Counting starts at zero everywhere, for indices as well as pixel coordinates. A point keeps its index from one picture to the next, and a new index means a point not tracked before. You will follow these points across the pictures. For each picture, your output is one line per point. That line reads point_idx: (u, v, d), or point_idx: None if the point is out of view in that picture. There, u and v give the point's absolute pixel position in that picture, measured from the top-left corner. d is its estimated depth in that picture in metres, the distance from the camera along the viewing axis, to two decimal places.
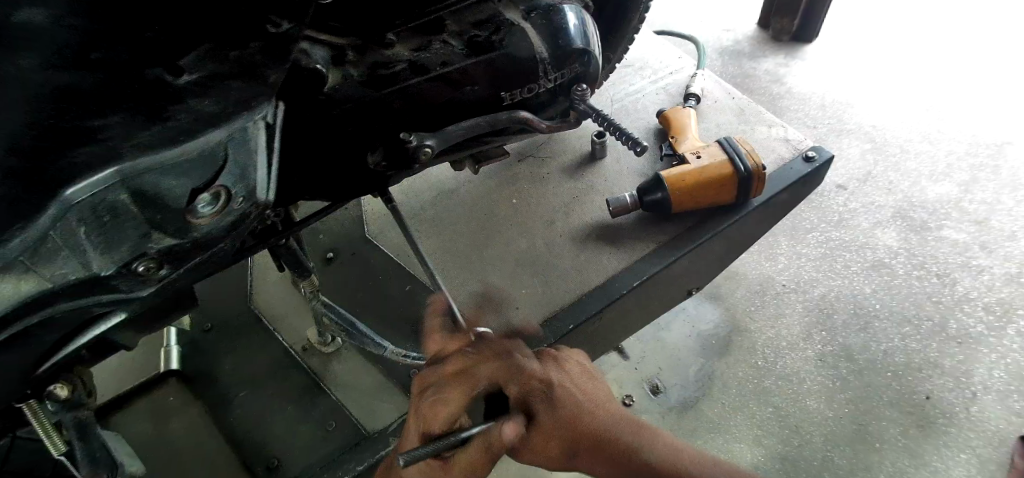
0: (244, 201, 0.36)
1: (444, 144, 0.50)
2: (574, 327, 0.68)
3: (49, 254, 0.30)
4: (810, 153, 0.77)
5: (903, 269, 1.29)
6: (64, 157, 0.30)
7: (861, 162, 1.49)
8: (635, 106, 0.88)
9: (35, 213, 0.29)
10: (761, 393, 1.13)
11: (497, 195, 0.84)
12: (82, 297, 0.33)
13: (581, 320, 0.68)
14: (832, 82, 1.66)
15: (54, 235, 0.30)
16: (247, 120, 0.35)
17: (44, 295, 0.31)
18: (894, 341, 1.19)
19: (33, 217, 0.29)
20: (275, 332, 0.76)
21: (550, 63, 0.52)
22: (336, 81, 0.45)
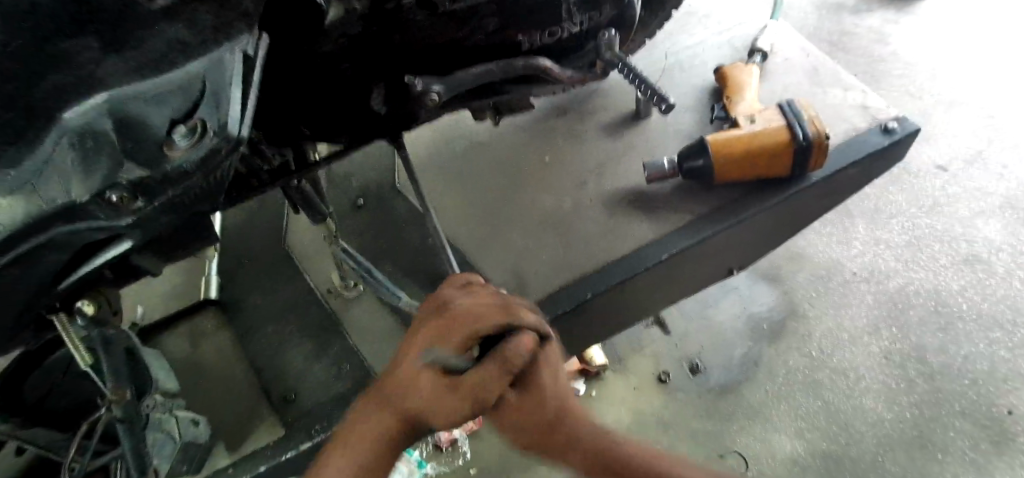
0: (215, 135, 0.34)
1: (454, 90, 0.48)
2: (592, 296, 0.64)
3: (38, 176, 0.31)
4: (890, 124, 0.66)
5: (1003, 266, 1.14)
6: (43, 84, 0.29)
7: (971, 141, 1.29)
8: (692, 61, 0.80)
9: (39, 137, 0.30)
10: (811, 385, 1.04)
11: (530, 151, 0.80)
12: (74, 225, 0.33)
13: (600, 290, 0.64)
14: (948, 47, 1.44)
15: (52, 160, 0.31)
16: (224, 50, 0.35)
17: (33, 218, 0.31)
18: (977, 347, 1.05)
19: (36, 141, 0.30)
20: (304, 272, 0.80)
21: (577, 4, 0.47)
22: (336, 15, 0.40)
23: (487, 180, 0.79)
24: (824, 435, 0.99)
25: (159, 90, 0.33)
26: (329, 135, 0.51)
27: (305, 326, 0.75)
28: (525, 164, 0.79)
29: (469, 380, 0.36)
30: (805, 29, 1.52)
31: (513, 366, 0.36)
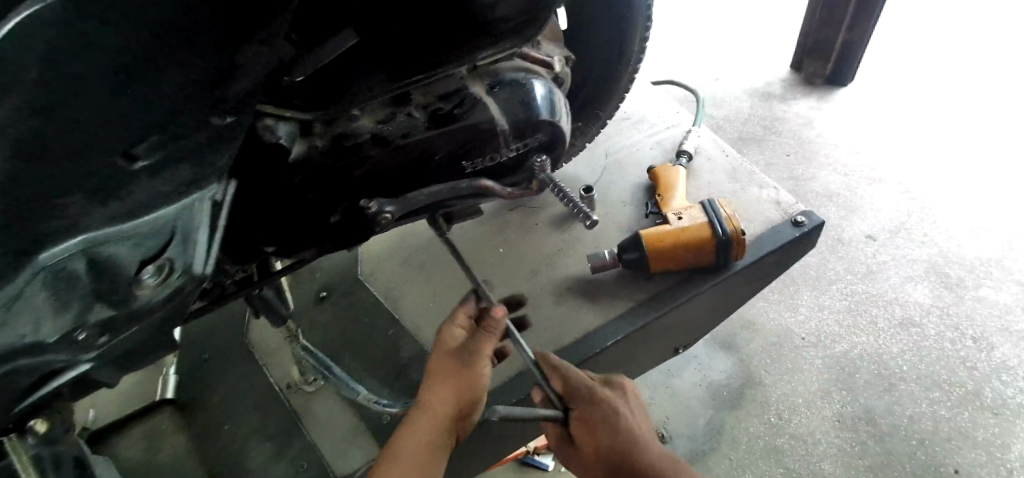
0: (181, 276, 0.40)
1: (405, 209, 0.53)
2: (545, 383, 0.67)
3: (15, 313, 0.33)
4: (799, 218, 0.75)
5: (934, 329, 1.17)
6: (37, 225, 0.32)
7: (893, 213, 1.35)
8: (628, 160, 0.89)
9: (12, 273, 0.32)
10: (773, 453, 1.05)
11: (485, 242, 0.85)
12: (43, 355, 0.36)
13: None
14: (870, 123, 1.52)
15: (21, 297, 0.33)
16: (195, 199, 0.40)
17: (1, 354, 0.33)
18: (921, 406, 1.08)
19: (10, 276, 0.32)
20: (264, 367, 0.81)
21: (512, 134, 0.55)
22: (301, 151, 0.49)
23: (445, 274, 0.84)
24: None
25: (135, 232, 0.37)
26: (291, 250, 0.55)
27: (265, 424, 0.76)
28: (480, 256, 0.83)
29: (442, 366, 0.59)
30: (740, 118, 1.60)
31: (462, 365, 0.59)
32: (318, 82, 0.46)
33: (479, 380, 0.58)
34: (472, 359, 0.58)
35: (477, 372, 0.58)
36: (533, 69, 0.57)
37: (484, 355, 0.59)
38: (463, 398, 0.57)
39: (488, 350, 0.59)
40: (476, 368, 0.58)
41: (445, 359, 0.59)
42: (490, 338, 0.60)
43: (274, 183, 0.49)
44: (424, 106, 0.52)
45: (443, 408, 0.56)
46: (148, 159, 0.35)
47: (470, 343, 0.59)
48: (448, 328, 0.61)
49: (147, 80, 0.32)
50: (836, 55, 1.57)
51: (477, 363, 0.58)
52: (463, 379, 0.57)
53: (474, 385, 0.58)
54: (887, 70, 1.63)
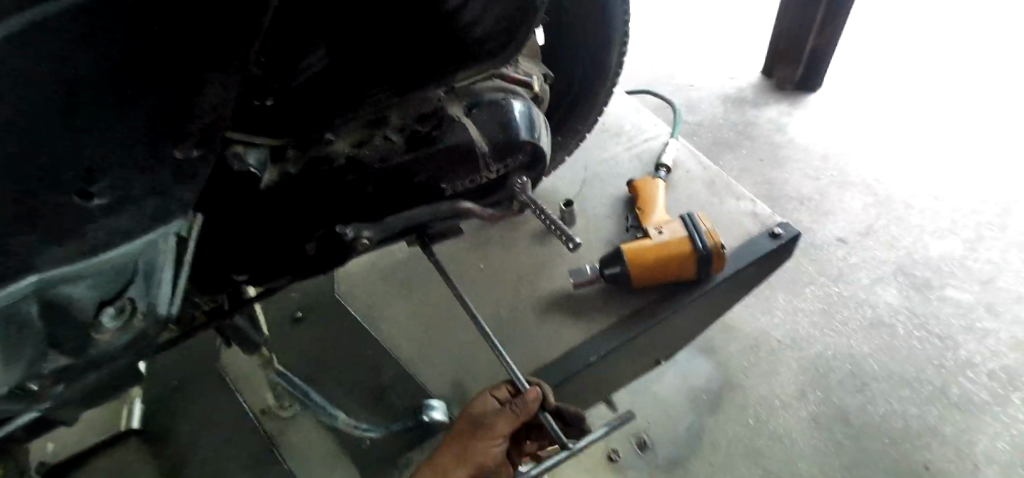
0: (143, 319, 0.39)
1: (383, 233, 0.53)
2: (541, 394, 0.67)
3: None
4: (777, 229, 0.76)
5: (903, 329, 1.20)
6: None
7: (862, 216, 1.38)
8: (608, 173, 0.89)
9: None
10: (753, 455, 1.07)
11: (466, 258, 0.84)
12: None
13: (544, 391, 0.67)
14: (839, 129, 1.55)
15: None
16: (158, 237, 0.37)
17: None
18: (892, 405, 1.10)
19: None
20: (237, 392, 0.79)
21: (493, 155, 0.53)
22: (273, 178, 0.46)
23: (428, 291, 0.82)
24: None
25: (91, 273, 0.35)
26: (264, 278, 0.53)
27: (238, 453, 0.74)
28: (463, 273, 0.82)
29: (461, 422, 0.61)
30: (714, 124, 1.62)
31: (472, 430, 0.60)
32: (288, 108, 0.45)
33: (484, 454, 0.58)
34: (483, 432, 0.59)
35: (484, 449, 0.58)
36: (513, 87, 0.56)
37: (497, 433, 0.59)
38: (467, 469, 0.57)
39: (500, 430, 0.59)
40: (485, 445, 0.59)
41: (465, 424, 0.60)
42: (508, 420, 0.59)
43: (244, 210, 0.46)
44: (400, 128, 0.50)
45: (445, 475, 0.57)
46: (103, 196, 0.32)
47: (489, 418, 0.60)
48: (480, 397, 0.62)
49: (132, 85, 0.29)
50: (805, 62, 1.60)
51: (486, 439, 0.59)
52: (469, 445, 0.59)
53: (480, 460, 0.58)
54: (854, 77, 1.67)
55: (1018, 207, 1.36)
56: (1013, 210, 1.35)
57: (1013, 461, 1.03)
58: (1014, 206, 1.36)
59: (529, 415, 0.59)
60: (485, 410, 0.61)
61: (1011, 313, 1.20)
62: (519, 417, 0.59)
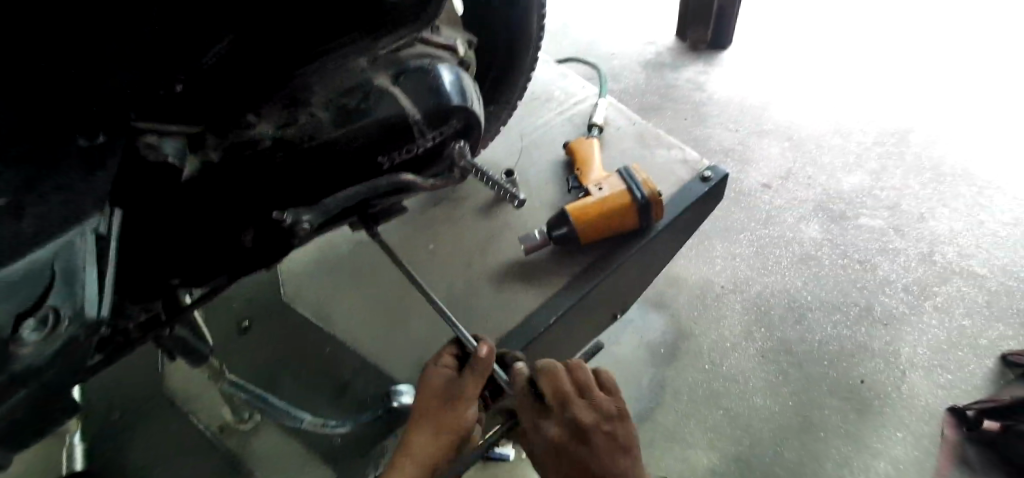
0: (73, 323, 0.32)
1: (323, 217, 0.50)
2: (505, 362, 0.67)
3: None
4: (706, 173, 0.79)
5: (829, 259, 1.29)
6: None
7: (781, 161, 1.47)
8: (543, 141, 0.90)
9: None
10: (711, 396, 1.13)
11: (413, 240, 0.82)
12: None
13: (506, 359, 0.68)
14: (751, 82, 1.64)
15: None
16: (75, 234, 0.34)
17: None
18: (827, 330, 1.19)
19: None
20: (189, 413, 0.75)
21: (426, 124, 0.52)
22: (192, 170, 0.44)
23: (379, 279, 0.80)
24: (731, 441, 1.07)
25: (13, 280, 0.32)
26: (200, 279, 0.50)
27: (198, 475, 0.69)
28: (411, 255, 0.80)
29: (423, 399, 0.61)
30: (638, 90, 1.67)
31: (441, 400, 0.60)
32: (201, 92, 0.42)
33: (459, 421, 0.60)
34: (452, 401, 0.60)
35: (456, 415, 0.60)
36: (437, 53, 0.55)
37: (467, 398, 0.60)
38: (444, 440, 0.59)
39: (471, 394, 0.60)
40: (457, 411, 0.60)
41: (430, 397, 0.60)
42: (474, 383, 0.59)
43: (171, 204, 0.44)
44: (327, 103, 0.48)
45: (426, 449, 0.59)
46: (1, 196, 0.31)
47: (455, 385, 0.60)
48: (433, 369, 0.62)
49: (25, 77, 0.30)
50: (712, 22, 1.67)
51: (456, 406, 0.60)
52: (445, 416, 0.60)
53: (455, 426, 0.60)
54: (758, 32, 1.76)
55: (911, 135, 1.48)
56: (907, 138, 1.48)
57: (932, 362, 1.14)
58: (908, 135, 1.48)
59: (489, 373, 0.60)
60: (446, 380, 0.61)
61: (917, 231, 1.32)
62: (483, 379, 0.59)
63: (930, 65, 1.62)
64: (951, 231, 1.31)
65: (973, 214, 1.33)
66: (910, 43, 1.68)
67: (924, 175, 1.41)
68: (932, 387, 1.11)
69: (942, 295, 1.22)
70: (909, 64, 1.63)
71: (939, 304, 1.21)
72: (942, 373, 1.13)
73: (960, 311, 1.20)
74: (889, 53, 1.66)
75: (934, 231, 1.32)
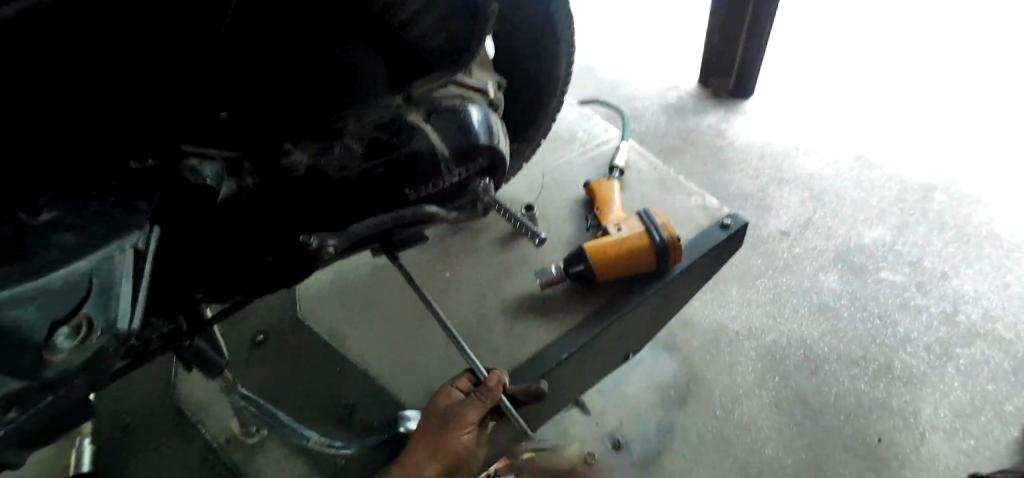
0: (104, 335, 0.35)
1: (348, 243, 0.52)
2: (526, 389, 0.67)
3: None
4: (725, 220, 0.80)
5: (847, 312, 1.27)
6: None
7: (801, 210, 1.46)
8: (564, 177, 0.91)
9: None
10: (721, 444, 1.10)
11: (430, 268, 0.83)
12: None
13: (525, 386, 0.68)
14: (773, 130, 1.65)
15: None
16: (115, 248, 0.37)
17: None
18: (843, 385, 1.16)
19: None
20: (199, 425, 0.75)
21: (453, 160, 0.54)
22: (229, 191, 0.46)
23: (392, 303, 0.82)
24: None
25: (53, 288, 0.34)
26: (222, 295, 0.52)
27: None
28: (428, 282, 0.82)
29: (430, 415, 0.60)
30: (660, 131, 1.69)
31: (441, 416, 0.60)
32: (244, 120, 0.43)
33: (457, 446, 0.58)
34: (452, 423, 0.59)
35: (453, 439, 0.58)
36: (468, 93, 0.57)
37: (466, 422, 0.59)
38: (440, 463, 0.57)
39: (470, 419, 0.59)
40: (455, 435, 0.58)
41: (430, 419, 0.60)
42: (475, 408, 0.60)
43: (204, 223, 0.46)
44: (361, 137, 0.50)
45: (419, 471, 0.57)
46: (52, 210, 0.33)
47: (456, 408, 0.60)
48: (445, 389, 0.62)
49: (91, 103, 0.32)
50: (736, 71, 1.69)
51: (455, 429, 0.59)
52: (441, 437, 0.58)
53: (450, 450, 0.58)
54: (782, 82, 1.78)
55: (936, 191, 1.47)
56: (932, 195, 1.46)
57: (954, 427, 1.10)
58: (932, 191, 1.47)
59: (492, 403, 0.61)
60: (450, 402, 0.61)
61: (939, 290, 1.29)
62: (485, 405, 0.60)
63: (957, 122, 1.61)
64: (976, 293, 1.28)
65: (999, 276, 1.31)
66: (937, 99, 1.67)
67: (948, 232, 1.39)
68: (954, 453, 1.07)
69: (964, 358, 1.19)
70: (935, 120, 1.63)
71: (961, 367, 1.18)
72: (964, 438, 1.09)
73: (984, 376, 1.16)
74: (915, 108, 1.66)
75: (957, 291, 1.29)
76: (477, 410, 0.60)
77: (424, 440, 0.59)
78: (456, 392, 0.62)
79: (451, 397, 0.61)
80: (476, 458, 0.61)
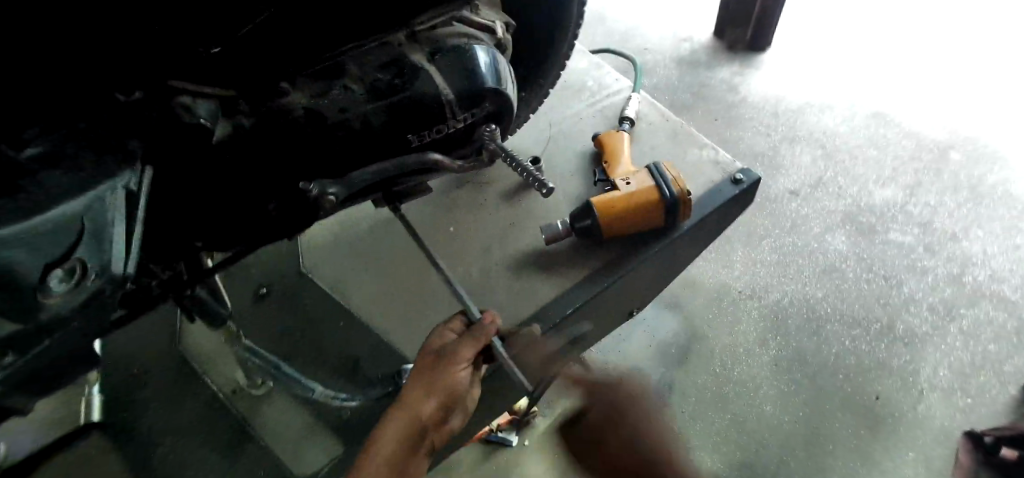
0: (100, 276, 0.32)
1: (349, 191, 0.50)
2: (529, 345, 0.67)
3: None
4: (737, 175, 0.77)
5: (853, 273, 1.26)
6: None
7: (812, 169, 1.43)
8: (572, 130, 0.88)
9: None
10: (720, 401, 1.11)
11: (435, 222, 0.82)
12: None
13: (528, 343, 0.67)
14: (788, 86, 1.60)
15: None
16: (106, 190, 0.35)
17: None
18: (844, 344, 1.17)
19: None
20: (204, 376, 0.75)
21: (458, 104, 0.52)
22: (224, 134, 0.44)
23: (396, 259, 0.80)
24: (736, 447, 1.06)
25: (47, 232, 0.32)
26: (223, 245, 0.51)
27: (207, 435, 0.70)
28: (433, 237, 0.80)
29: (424, 355, 0.59)
30: (670, 86, 1.64)
31: (436, 355, 0.58)
32: (237, 55, 0.42)
33: (454, 382, 0.57)
34: (448, 361, 0.57)
35: (452, 376, 0.57)
36: (475, 35, 0.54)
37: (462, 358, 0.58)
38: (438, 399, 0.56)
39: (466, 355, 0.58)
40: (452, 372, 0.57)
41: (426, 360, 0.58)
42: (469, 344, 0.58)
43: (201, 166, 0.44)
44: (360, 79, 0.48)
45: (418, 410, 0.55)
46: (39, 144, 0.34)
47: (451, 347, 0.58)
48: (439, 331, 0.61)
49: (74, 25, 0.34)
50: (753, 22, 1.62)
51: (452, 366, 0.57)
52: (437, 375, 0.57)
53: (448, 387, 0.56)
54: (800, 35, 1.71)
55: (952, 151, 1.43)
56: (947, 155, 1.43)
57: (953, 386, 1.11)
58: (948, 151, 1.43)
59: (485, 341, 0.60)
60: (445, 343, 0.59)
61: (948, 251, 1.28)
62: (480, 342, 0.59)
63: (978, 80, 1.56)
64: (985, 254, 1.27)
65: (1009, 238, 1.29)
66: (959, 56, 1.61)
67: (961, 193, 1.36)
68: (950, 412, 1.08)
69: (969, 318, 1.19)
70: (956, 77, 1.57)
71: (965, 327, 1.17)
72: (962, 397, 1.09)
73: (987, 337, 1.16)
74: (937, 65, 1.60)
75: (966, 252, 1.27)
76: (472, 348, 0.58)
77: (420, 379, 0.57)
78: (450, 334, 0.61)
79: (445, 338, 0.60)
80: (472, 397, 0.59)
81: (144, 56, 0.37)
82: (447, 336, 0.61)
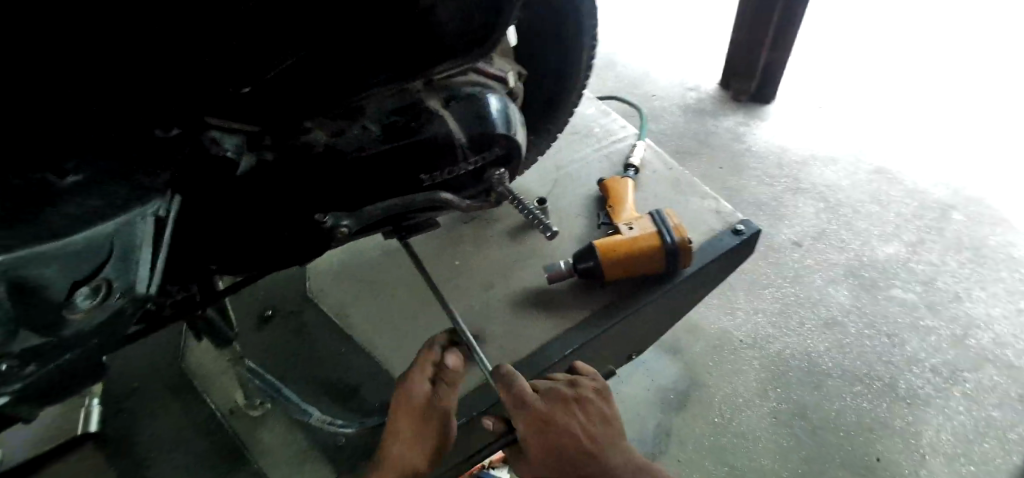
0: (123, 295, 0.36)
1: (362, 224, 0.53)
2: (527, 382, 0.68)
3: None
4: (738, 227, 0.80)
5: (855, 327, 1.26)
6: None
7: (815, 221, 1.45)
8: (578, 173, 0.91)
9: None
10: (717, 451, 1.10)
11: (441, 254, 0.84)
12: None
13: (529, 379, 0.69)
14: (793, 139, 1.63)
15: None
16: (136, 215, 0.38)
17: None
18: (846, 400, 1.16)
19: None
20: (203, 393, 0.77)
21: (470, 147, 0.55)
22: (250, 163, 0.47)
23: (402, 287, 0.82)
24: None
25: (68, 256, 0.34)
26: (234, 268, 0.52)
27: (207, 456, 0.71)
28: (438, 269, 0.82)
29: (408, 410, 0.59)
30: (677, 132, 1.68)
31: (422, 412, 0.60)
32: (266, 96, 0.44)
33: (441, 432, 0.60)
34: (435, 416, 0.60)
35: (439, 427, 0.60)
36: (491, 83, 0.56)
37: (449, 408, 0.60)
38: (430, 452, 0.60)
39: (450, 404, 0.61)
40: (439, 424, 0.60)
41: (411, 415, 0.59)
42: (450, 392, 0.61)
43: (228, 196, 0.47)
44: (379, 119, 0.50)
45: (412, 467, 0.59)
46: (78, 174, 0.37)
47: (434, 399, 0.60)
48: (415, 379, 0.60)
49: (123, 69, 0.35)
50: (759, 75, 1.67)
51: (440, 417, 0.60)
52: (427, 431, 0.60)
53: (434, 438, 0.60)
54: (807, 90, 1.76)
55: (954, 212, 1.45)
56: (948, 215, 1.44)
57: (955, 450, 1.09)
58: (950, 211, 1.45)
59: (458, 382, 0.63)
60: (426, 394, 0.60)
61: (950, 311, 1.28)
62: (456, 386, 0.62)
63: (984, 144, 1.58)
64: (987, 316, 1.27)
65: (1013, 302, 1.29)
66: (969, 120, 1.64)
67: (963, 254, 1.37)
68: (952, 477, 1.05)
69: (971, 381, 1.18)
70: (959, 138, 1.60)
71: (967, 389, 1.16)
72: (964, 462, 1.07)
73: (989, 401, 1.15)
74: (940, 125, 1.63)
75: (968, 313, 1.27)
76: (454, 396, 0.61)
77: (411, 440, 0.59)
78: (425, 381, 0.60)
79: (422, 388, 0.60)
80: None
81: (180, 92, 0.39)
82: (425, 385, 0.60)
